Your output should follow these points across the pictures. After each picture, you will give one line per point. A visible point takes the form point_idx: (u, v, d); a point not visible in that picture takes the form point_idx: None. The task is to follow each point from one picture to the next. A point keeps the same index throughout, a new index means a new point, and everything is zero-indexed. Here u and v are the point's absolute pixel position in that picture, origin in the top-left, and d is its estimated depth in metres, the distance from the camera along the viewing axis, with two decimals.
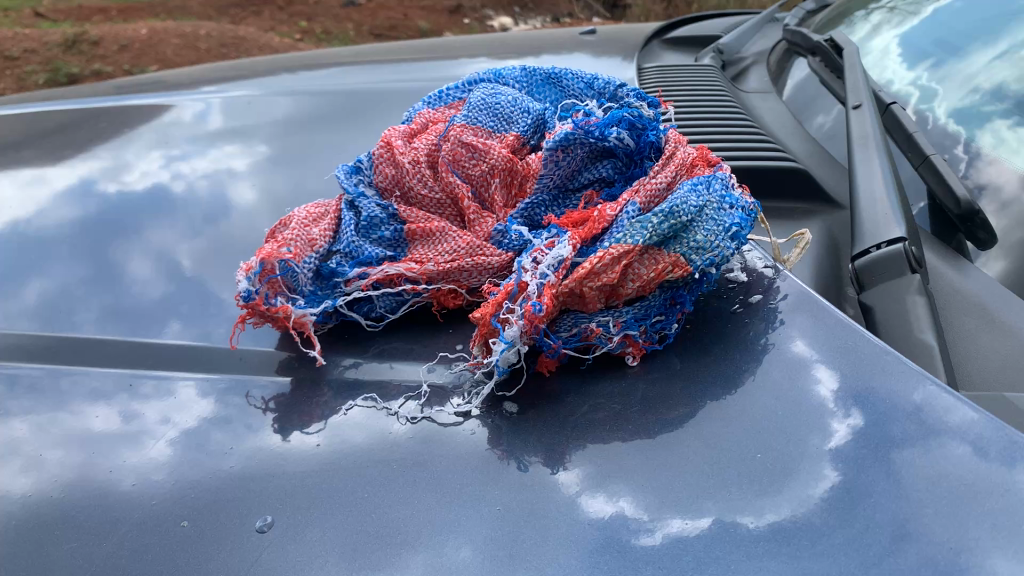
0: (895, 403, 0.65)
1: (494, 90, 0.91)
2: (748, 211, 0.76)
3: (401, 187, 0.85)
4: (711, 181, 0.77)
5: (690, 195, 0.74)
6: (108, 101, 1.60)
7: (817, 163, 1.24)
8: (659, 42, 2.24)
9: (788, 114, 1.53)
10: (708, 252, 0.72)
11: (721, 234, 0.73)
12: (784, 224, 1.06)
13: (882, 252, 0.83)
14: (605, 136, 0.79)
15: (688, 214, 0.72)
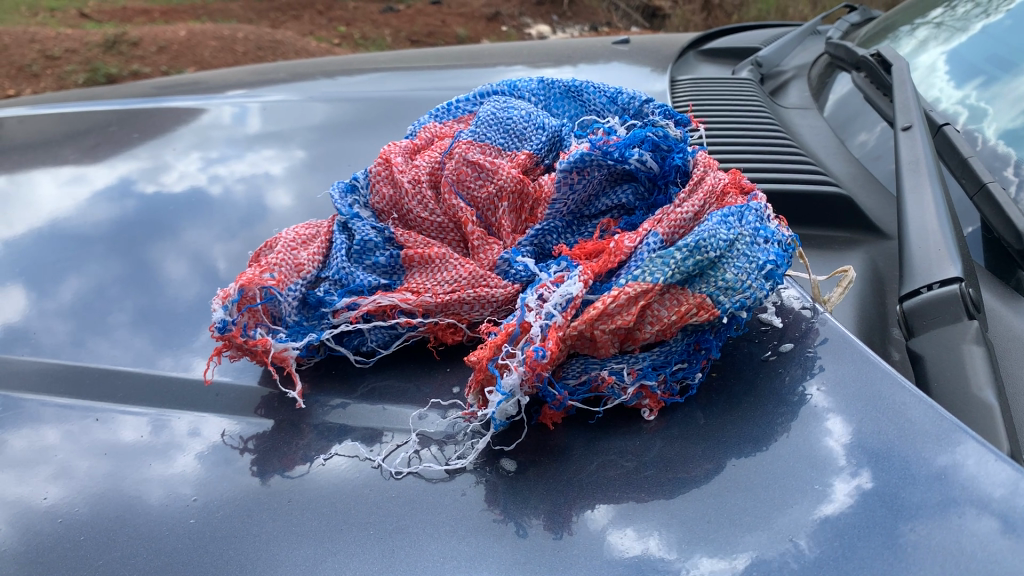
0: (915, 465, 0.56)
1: (505, 103, 0.83)
2: (784, 245, 0.68)
3: (400, 209, 0.77)
4: (743, 213, 0.68)
5: (720, 227, 0.65)
6: (146, 102, 1.55)
7: (861, 187, 1.16)
8: (695, 54, 2.16)
9: (829, 131, 1.44)
10: (738, 293, 0.63)
11: (754, 272, 0.64)
12: (825, 256, 0.97)
13: (933, 294, 0.75)
14: (625, 158, 0.70)
15: (716, 250, 0.64)
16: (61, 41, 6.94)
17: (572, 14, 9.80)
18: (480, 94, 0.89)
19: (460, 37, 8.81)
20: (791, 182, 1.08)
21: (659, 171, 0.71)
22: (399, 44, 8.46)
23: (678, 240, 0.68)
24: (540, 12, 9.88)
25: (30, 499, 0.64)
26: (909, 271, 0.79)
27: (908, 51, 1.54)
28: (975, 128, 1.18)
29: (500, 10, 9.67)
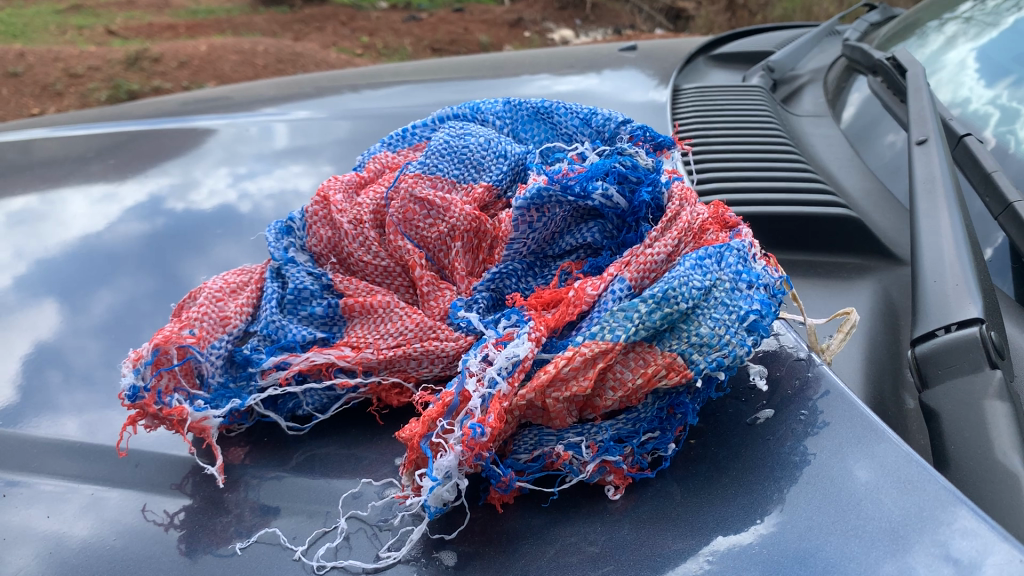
0: (859, 569, 0.47)
1: (461, 130, 0.81)
2: (772, 289, 0.61)
3: (341, 251, 0.75)
4: (724, 253, 0.62)
5: (695, 273, 0.60)
6: (172, 121, 1.48)
7: (875, 204, 1.08)
8: (706, 59, 2.07)
9: (843, 142, 1.35)
10: (715, 351, 0.58)
11: (733, 324, 0.58)
12: (834, 284, 0.88)
13: (950, 337, 0.65)
14: (587, 192, 0.67)
15: (689, 300, 0.59)
16: (88, 58, 6.99)
17: (595, 19, 9.72)
18: (441, 117, 0.87)
19: (485, 44, 8.71)
20: (792, 201, 1.00)
21: (626, 208, 0.67)
22: (420, 53, 8.42)
23: (649, 284, 0.62)
24: (564, 17, 9.79)
25: (60, 533, 0.59)
26: (924, 311, 0.70)
27: (935, 49, 1.43)
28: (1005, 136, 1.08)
29: (523, 16, 9.60)
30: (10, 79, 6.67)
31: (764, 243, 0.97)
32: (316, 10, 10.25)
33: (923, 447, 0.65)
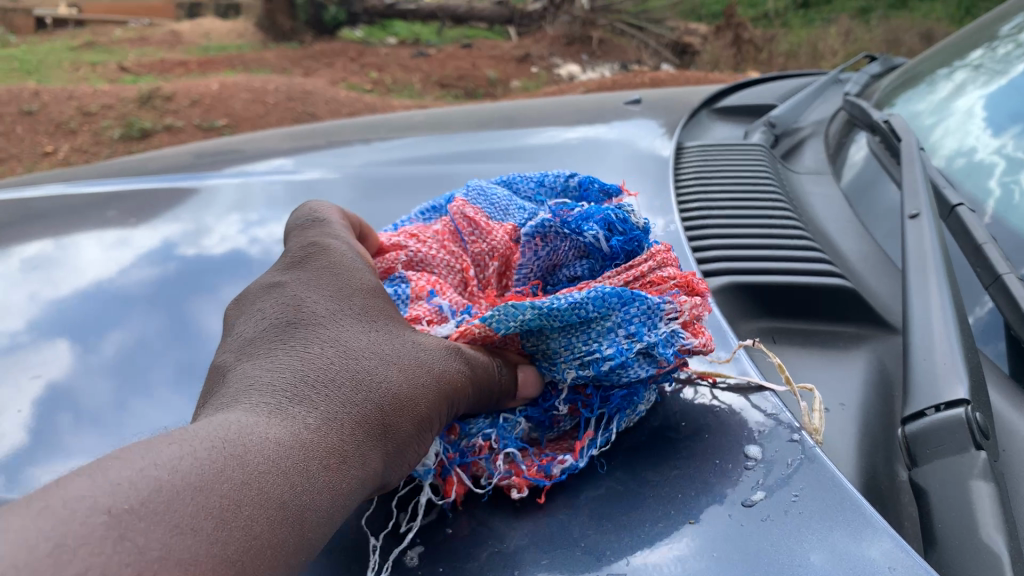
0: None
1: (491, 189, 1.06)
2: (665, 338, 0.80)
3: (412, 262, 0.93)
4: (634, 300, 0.81)
5: (589, 303, 0.79)
6: (185, 176, 1.54)
7: (870, 270, 1.12)
8: (709, 112, 2.14)
9: (842, 202, 1.40)
10: (580, 362, 0.79)
11: (588, 343, 0.80)
12: (827, 354, 0.92)
13: (938, 418, 0.69)
14: (582, 229, 0.91)
15: (583, 311, 0.79)
16: (101, 98, 7.12)
17: (599, 54, 9.83)
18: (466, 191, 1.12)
19: (491, 79, 8.81)
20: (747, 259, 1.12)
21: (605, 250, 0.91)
22: (427, 89, 8.51)
23: None
24: (569, 52, 9.92)
25: None
26: (915, 387, 0.74)
27: (945, 96, 1.48)
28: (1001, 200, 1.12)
29: (530, 51, 9.71)
30: (24, 118, 6.78)
31: (758, 313, 0.99)
32: (325, 47, 10.38)
33: (913, 522, 0.68)
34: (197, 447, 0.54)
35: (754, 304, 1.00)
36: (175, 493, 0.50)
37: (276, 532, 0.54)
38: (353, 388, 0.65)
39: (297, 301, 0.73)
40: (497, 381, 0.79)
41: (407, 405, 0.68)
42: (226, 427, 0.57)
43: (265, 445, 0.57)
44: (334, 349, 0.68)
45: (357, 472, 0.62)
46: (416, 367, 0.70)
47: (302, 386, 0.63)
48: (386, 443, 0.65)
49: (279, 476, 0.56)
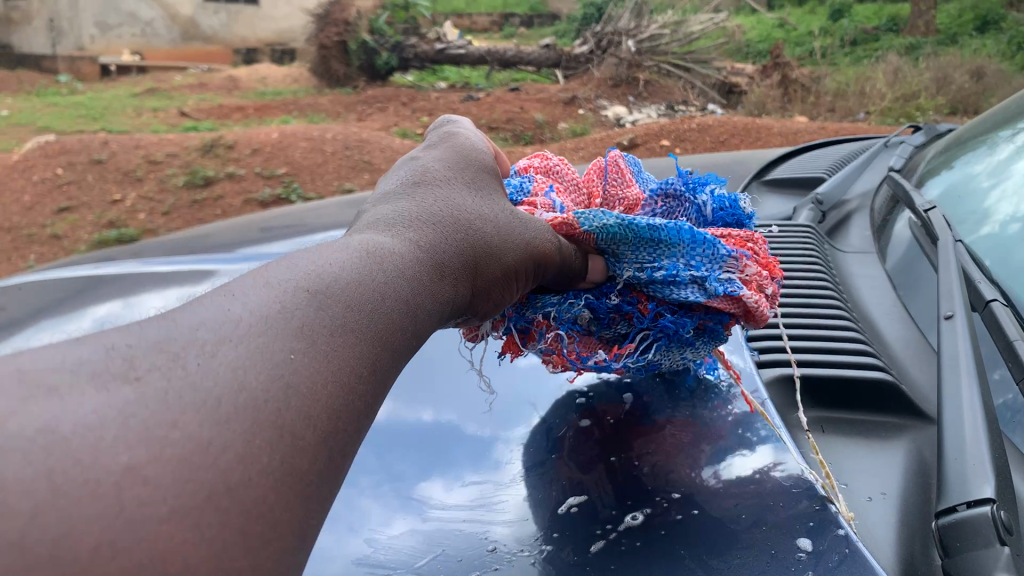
0: None
1: (641, 169, 1.38)
2: (720, 280, 1.11)
3: (553, 173, 1.31)
4: (712, 246, 1.11)
5: (666, 230, 1.11)
6: (251, 251, 1.70)
7: (913, 360, 1.24)
8: (757, 184, 2.25)
9: (887, 286, 1.50)
10: (655, 270, 1.10)
11: (664, 259, 1.11)
12: (870, 444, 1.04)
13: (967, 513, 0.80)
14: (698, 194, 1.23)
15: (664, 236, 1.11)
16: (165, 147, 7.40)
17: (646, 96, 9.95)
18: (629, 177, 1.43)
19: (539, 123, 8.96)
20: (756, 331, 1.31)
21: (712, 220, 1.23)
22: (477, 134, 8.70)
23: None
24: (614, 94, 10.07)
25: None
26: (948, 480, 0.85)
27: (1001, 159, 1.75)
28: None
29: (577, 95, 9.87)
30: (92, 166, 7.06)
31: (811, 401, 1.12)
32: (377, 92, 10.65)
33: None
34: (347, 261, 0.77)
35: (805, 394, 1.13)
36: (337, 295, 0.74)
37: (400, 330, 0.76)
38: (461, 227, 0.91)
39: (417, 173, 1.00)
40: (569, 262, 1.09)
41: (495, 254, 0.93)
42: (369, 247, 0.81)
43: (392, 261, 0.80)
44: (446, 199, 0.95)
45: (451, 292, 0.85)
46: (503, 228, 0.97)
47: (425, 224, 0.88)
48: (480, 279, 0.91)
49: (400, 277, 0.79)
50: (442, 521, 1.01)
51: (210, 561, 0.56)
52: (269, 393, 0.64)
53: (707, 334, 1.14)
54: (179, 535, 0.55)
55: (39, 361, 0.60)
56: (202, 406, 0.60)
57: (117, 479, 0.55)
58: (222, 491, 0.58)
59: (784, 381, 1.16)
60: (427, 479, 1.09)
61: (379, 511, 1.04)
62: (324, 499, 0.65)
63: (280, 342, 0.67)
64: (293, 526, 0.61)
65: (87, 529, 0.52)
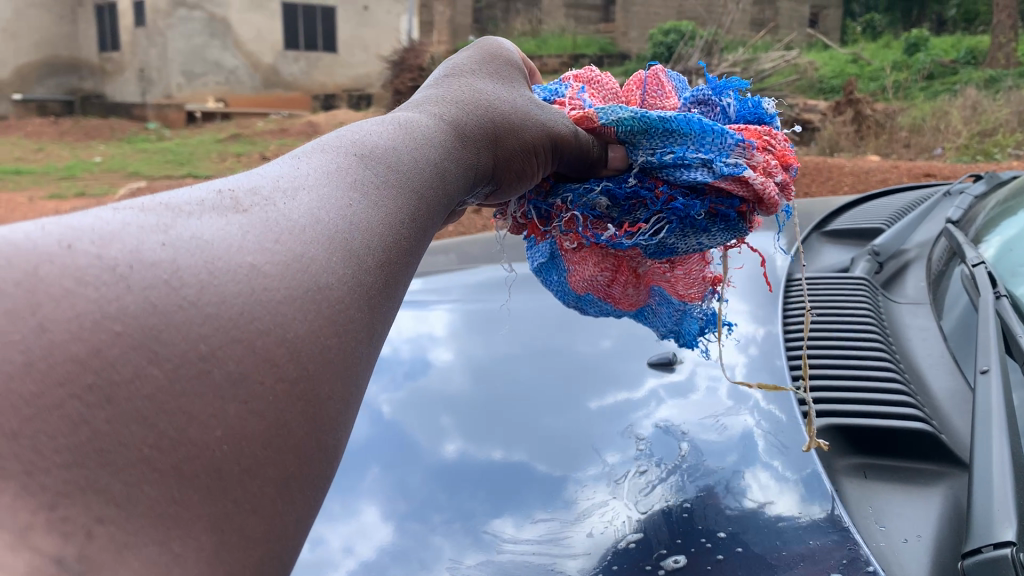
0: None
1: (679, 82, 1.57)
2: (727, 164, 1.34)
3: (595, 82, 1.54)
4: (720, 138, 1.34)
5: (679, 121, 1.35)
6: None
7: (957, 410, 1.39)
8: (818, 235, 2.34)
9: (938, 340, 1.63)
10: (666, 155, 1.36)
11: (674, 147, 1.36)
12: (912, 494, 1.22)
13: (990, 553, 0.89)
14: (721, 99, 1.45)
15: (676, 126, 1.36)
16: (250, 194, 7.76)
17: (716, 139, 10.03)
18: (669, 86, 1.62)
19: None
20: (786, 390, 1.50)
21: (734, 116, 1.45)
22: None
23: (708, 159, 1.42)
24: None
25: None
26: None
27: None
28: None
29: None
30: None
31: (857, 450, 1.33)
32: None
33: None
34: (386, 133, 1.00)
35: (851, 445, 1.34)
36: (380, 158, 0.95)
37: (432, 186, 0.98)
38: (482, 110, 1.15)
39: (450, 68, 1.26)
40: (583, 144, 1.35)
41: (513, 129, 1.18)
42: (404, 122, 1.05)
43: (428, 130, 1.05)
44: (469, 89, 1.20)
45: (473, 155, 1.10)
46: (520, 113, 1.22)
47: (452, 107, 1.13)
48: (500, 151, 1.16)
49: (437, 143, 1.04)
50: (514, 554, 1.21)
51: (310, 342, 0.72)
52: (338, 226, 0.83)
53: (721, 220, 1.40)
54: (287, 314, 0.72)
55: (176, 198, 0.81)
56: (294, 229, 0.79)
57: (244, 268, 0.72)
58: (317, 285, 0.76)
59: (835, 432, 1.35)
60: (500, 518, 1.29)
61: (454, 548, 1.23)
62: (388, 305, 0.84)
63: (341, 193, 0.87)
64: (364, 325, 0.79)
65: (227, 300, 0.69)
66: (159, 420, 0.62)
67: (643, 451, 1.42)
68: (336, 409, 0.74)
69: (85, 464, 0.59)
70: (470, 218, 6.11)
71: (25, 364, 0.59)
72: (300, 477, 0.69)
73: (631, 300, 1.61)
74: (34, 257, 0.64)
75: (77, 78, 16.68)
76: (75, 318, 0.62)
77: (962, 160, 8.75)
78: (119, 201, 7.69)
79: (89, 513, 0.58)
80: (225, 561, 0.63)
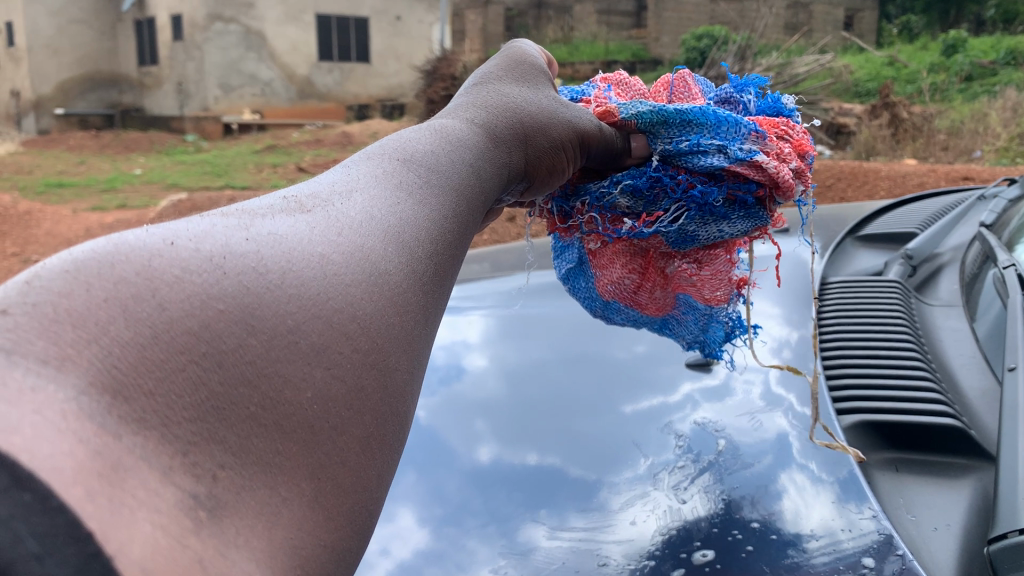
0: None
1: (708, 84, 1.62)
2: (741, 150, 1.39)
3: (623, 84, 1.59)
4: (735, 127, 1.40)
5: (695, 111, 1.39)
6: None
7: (988, 404, 1.43)
8: (852, 240, 2.37)
9: (970, 341, 1.66)
10: (683, 142, 1.40)
11: (688, 136, 1.40)
12: (946, 486, 1.25)
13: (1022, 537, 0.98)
14: (742, 94, 1.51)
15: (693, 117, 1.39)
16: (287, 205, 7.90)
17: None
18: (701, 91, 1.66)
19: None
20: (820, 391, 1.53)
21: (755, 112, 1.49)
22: None
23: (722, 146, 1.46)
24: None
25: None
26: (1002, 515, 1.06)
27: None
28: None
29: None
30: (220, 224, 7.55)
31: (888, 445, 1.37)
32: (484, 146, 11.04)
33: None
34: (425, 136, 1.06)
35: (882, 439, 1.37)
36: (424, 158, 1.01)
37: (473, 183, 1.04)
38: (513, 111, 1.21)
39: (479, 77, 1.31)
40: (608, 140, 1.40)
41: (544, 126, 1.23)
42: (441, 127, 1.11)
43: (463, 132, 1.11)
44: (499, 93, 1.25)
45: (506, 154, 1.16)
46: (549, 110, 1.27)
47: (485, 110, 1.19)
48: (533, 147, 1.21)
49: (472, 144, 1.09)
50: (551, 550, 1.27)
51: (375, 318, 0.79)
52: (390, 220, 0.89)
53: (738, 205, 1.45)
54: (356, 294, 0.78)
55: (246, 206, 0.87)
56: (353, 224, 0.85)
57: (316, 257, 0.78)
58: (376, 272, 0.82)
59: (867, 428, 1.39)
60: (534, 523, 1.33)
61: (488, 551, 1.29)
62: (440, 293, 0.90)
63: (389, 192, 0.93)
64: (421, 307, 0.85)
65: (306, 283, 0.75)
66: (261, 383, 0.68)
67: (681, 447, 1.48)
68: (404, 379, 0.80)
69: (206, 419, 0.64)
70: (500, 227, 6.17)
71: (152, 336, 0.63)
72: (379, 438, 0.76)
73: (659, 305, 1.67)
74: (144, 253, 0.69)
75: (114, 94, 16.97)
76: (186, 299, 0.67)
77: (1000, 163, 8.69)
78: (161, 214, 7.82)
79: (213, 459, 0.63)
80: (322, 507, 0.69)
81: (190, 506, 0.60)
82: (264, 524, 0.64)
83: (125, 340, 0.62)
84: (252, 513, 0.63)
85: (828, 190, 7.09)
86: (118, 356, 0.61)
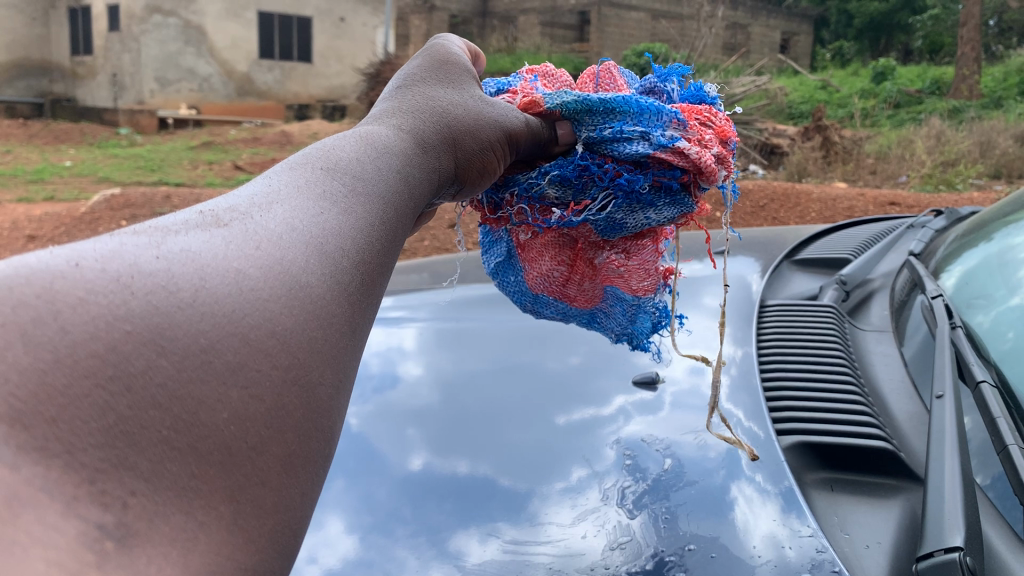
0: None
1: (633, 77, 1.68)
2: (661, 137, 1.44)
3: (549, 75, 1.64)
4: (657, 116, 1.46)
5: (618, 100, 1.45)
6: None
7: (914, 427, 1.51)
8: (788, 264, 2.46)
9: (900, 369, 1.73)
10: (606, 130, 1.45)
11: (610, 123, 1.45)
12: (875, 507, 1.32)
13: (942, 557, 1.06)
14: (666, 83, 1.57)
15: (616, 105, 1.45)
16: None
17: None
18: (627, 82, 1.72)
19: None
20: (762, 411, 1.59)
21: (679, 100, 1.56)
22: None
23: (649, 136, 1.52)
24: None
25: None
26: (930, 533, 1.12)
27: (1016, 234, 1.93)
28: (1013, 356, 1.55)
29: None
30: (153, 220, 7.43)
31: (822, 466, 1.43)
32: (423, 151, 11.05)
33: None
34: (351, 146, 1.08)
35: (815, 460, 1.44)
36: (347, 170, 1.03)
37: (400, 191, 1.06)
38: (439, 118, 1.23)
39: (402, 79, 1.32)
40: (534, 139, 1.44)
41: (471, 133, 1.26)
42: (367, 136, 1.13)
43: (388, 139, 1.13)
44: (424, 97, 1.27)
45: (433, 160, 1.18)
46: (476, 115, 1.29)
47: (411, 118, 1.21)
48: (460, 152, 1.24)
49: (398, 152, 1.11)
50: (482, 564, 1.30)
51: (296, 333, 0.80)
52: (312, 231, 0.90)
53: (664, 191, 1.49)
54: (273, 309, 0.80)
55: (162, 222, 0.88)
56: (271, 238, 0.87)
57: (231, 273, 0.79)
58: (298, 283, 0.84)
59: (804, 448, 1.46)
60: (465, 533, 1.37)
61: (418, 561, 1.31)
62: (369, 303, 0.92)
63: (314, 203, 0.95)
64: (347, 319, 0.87)
65: (221, 300, 0.77)
66: (173, 405, 0.69)
67: (629, 465, 1.52)
68: (329, 394, 0.81)
69: (114, 445, 0.66)
70: (446, 235, 6.21)
71: (54, 360, 0.65)
72: (302, 456, 0.76)
73: (587, 297, 1.72)
74: (47, 275, 0.71)
75: (46, 84, 16.57)
76: (90, 321, 0.68)
77: (925, 188, 9.02)
78: (92, 209, 7.69)
79: (123, 486, 0.65)
80: (242, 529, 0.70)
81: (93, 537, 0.62)
82: (180, 550, 0.65)
83: (25, 365, 0.64)
84: (165, 540, 0.65)
85: (761, 209, 7.29)
86: (16, 382, 0.63)
